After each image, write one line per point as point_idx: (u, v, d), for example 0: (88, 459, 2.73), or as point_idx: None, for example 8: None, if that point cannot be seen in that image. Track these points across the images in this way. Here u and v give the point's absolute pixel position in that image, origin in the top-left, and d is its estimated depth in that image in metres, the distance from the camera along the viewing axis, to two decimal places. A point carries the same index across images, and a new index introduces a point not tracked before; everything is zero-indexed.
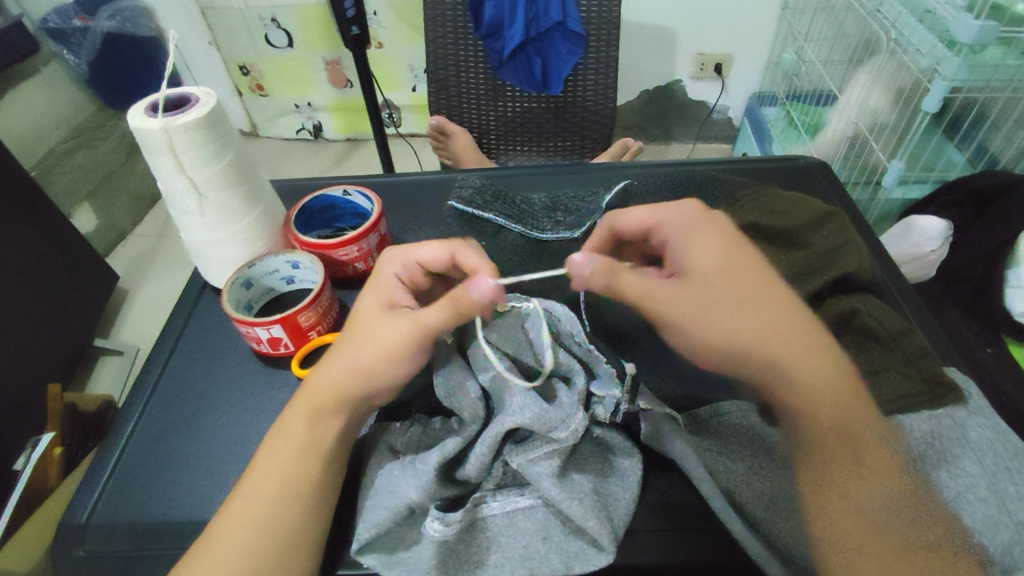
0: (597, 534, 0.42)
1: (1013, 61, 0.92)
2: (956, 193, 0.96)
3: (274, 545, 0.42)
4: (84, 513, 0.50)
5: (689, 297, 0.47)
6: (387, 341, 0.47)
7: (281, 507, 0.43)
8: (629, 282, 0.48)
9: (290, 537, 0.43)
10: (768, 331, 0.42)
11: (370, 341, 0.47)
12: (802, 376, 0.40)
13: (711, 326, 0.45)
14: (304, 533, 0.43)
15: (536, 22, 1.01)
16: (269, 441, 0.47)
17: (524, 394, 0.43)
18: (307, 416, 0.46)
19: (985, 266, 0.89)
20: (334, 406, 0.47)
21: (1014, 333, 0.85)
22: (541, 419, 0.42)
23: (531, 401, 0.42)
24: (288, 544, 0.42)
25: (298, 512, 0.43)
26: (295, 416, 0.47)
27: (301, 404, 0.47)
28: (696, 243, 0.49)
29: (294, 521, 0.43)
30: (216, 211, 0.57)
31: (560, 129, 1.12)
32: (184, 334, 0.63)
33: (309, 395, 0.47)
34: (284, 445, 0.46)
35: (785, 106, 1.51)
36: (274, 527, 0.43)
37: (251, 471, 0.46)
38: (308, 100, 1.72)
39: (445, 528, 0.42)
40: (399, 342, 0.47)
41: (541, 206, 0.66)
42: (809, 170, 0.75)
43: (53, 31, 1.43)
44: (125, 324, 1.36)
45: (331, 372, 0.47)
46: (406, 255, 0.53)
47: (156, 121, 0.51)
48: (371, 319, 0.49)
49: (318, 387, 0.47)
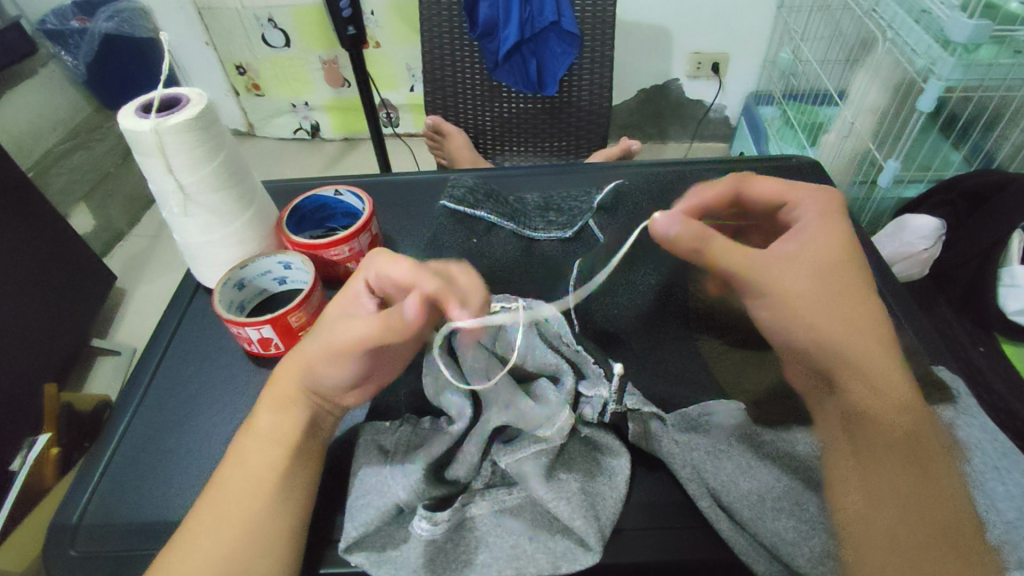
0: (583, 534, 0.42)
1: (1007, 60, 0.91)
2: (949, 192, 0.96)
3: (260, 539, 0.43)
4: (75, 513, 0.50)
5: (791, 275, 0.47)
6: (330, 347, 0.47)
7: (267, 503, 0.44)
8: (720, 246, 0.47)
9: (278, 531, 0.43)
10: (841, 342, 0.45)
11: (319, 343, 0.47)
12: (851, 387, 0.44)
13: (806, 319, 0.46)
14: (288, 528, 0.44)
15: (531, 23, 1.01)
16: (247, 437, 0.47)
17: (506, 385, 0.44)
18: (273, 411, 0.47)
19: (978, 265, 0.89)
20: (299, 402, 0.47)
21: (1007, 332, 0.85)
22: (525, 416, 0.43)
23: (512, 398, 0.44)
24: (276, 537, 0.43)
25: (286, 508, 0.44)
26: (265, 412, 0.47)
27: (268, 400, 0.48)
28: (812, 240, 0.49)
29: (277, 516, 0.44)
30: (207, 213, 0.57)
31: (555, 129, 1.12)
32: (177, 334, 0.63)
33: (272, 392, 0.48)
34: (266, 442, 0.46)
35: (782, 105, 1.51)
36: (260, 521, 0.43)
37: (231, 467, 0.46)
38: (306, 100, 1.72)
39: (433, 527, 0.42)
40: (338, 351, 0.46)
41: (534, 206, 0.66)
42: (801, 169, 0.75)
43: (51, 32, 1.43)
44: (123, 324, 1.37)
45: (288, 372, 0.48)
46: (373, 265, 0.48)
47: (146, 123, 0.51)
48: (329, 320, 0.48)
49: (276, 382, 0.48)
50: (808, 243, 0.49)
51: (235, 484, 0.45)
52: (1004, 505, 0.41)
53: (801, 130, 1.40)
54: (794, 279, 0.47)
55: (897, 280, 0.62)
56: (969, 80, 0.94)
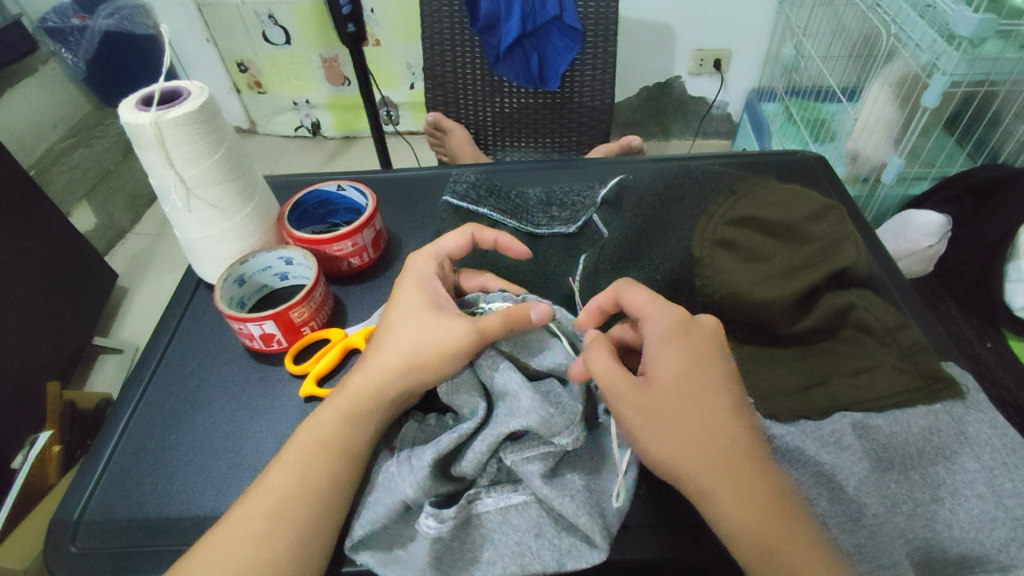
0: (590, 531, 0.40)
1: (1013, 53, 0.92)
2: (955, 188, 0.95)
3: (299, 539, 0.42)
4: (76, 509, 0.50)
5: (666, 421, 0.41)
6: (440, 339, 0.46)
7: (317, 504, 0.43)
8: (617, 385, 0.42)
9: (317, 528, 0.43)
10: (716, 473, 0.39)
11: (430, 338, 0.47)
12: (734, 525, 0.38)
13: (679, 458, 0.40)
14: (323, 528, 0.43)
15: (533, 17, 1.01)
16: (297, 438, 0.46)
17: (532, 396, 0.42)
18: (343, 414, 0.46)
19: (985, 260, 0.88)
20: (372, 407, 0.47)
21: (1014, 328, 0.84)
22: (546, 422, 0.41)
23: (537, 404, 0.42)
24: (312, 542, 0.42)
25: (333, 505, 0.44)
26: (327, 416, 0.46)
27: (338, 401, 0.47)
28: (674, 360, 0.42)
29: (319, 518, 0.43)
30: (207, 207, 0.56)
31: (558, 125, 1.11)
32: (178, 332, 0.63)
33: (347, 394, 0.47)
34: (312, 443, 0.46)
35: (784, 101, 1.49)
36: (289, 519, 0.43)
37: (279, 464, 0.45)
38: (307, 97, 1.72)
39: (440, 525, 0.41)
40: (453, 345, 0.46)
41: (536, 201, 0.64)
42: (804, 163, 0.75)
43: (52, 30, 1.43)
44: (125, 322, 1.37)
45: (374, 372, 0.48)
46: (437, 251, 0.54)
47: (146, 116, 0.50)
48: (414, 311, 0.49)
49: (359, 383, 0.47)
50: (666, 371, 0.42)
51: (266, 479, 0.45)
52: (1011, 501, 0.39)
53: (805, 126, 1.39)
54: (667, 428, 0.41)
55: (904, 278, 0.63)
56: (973, 75, 0.94)
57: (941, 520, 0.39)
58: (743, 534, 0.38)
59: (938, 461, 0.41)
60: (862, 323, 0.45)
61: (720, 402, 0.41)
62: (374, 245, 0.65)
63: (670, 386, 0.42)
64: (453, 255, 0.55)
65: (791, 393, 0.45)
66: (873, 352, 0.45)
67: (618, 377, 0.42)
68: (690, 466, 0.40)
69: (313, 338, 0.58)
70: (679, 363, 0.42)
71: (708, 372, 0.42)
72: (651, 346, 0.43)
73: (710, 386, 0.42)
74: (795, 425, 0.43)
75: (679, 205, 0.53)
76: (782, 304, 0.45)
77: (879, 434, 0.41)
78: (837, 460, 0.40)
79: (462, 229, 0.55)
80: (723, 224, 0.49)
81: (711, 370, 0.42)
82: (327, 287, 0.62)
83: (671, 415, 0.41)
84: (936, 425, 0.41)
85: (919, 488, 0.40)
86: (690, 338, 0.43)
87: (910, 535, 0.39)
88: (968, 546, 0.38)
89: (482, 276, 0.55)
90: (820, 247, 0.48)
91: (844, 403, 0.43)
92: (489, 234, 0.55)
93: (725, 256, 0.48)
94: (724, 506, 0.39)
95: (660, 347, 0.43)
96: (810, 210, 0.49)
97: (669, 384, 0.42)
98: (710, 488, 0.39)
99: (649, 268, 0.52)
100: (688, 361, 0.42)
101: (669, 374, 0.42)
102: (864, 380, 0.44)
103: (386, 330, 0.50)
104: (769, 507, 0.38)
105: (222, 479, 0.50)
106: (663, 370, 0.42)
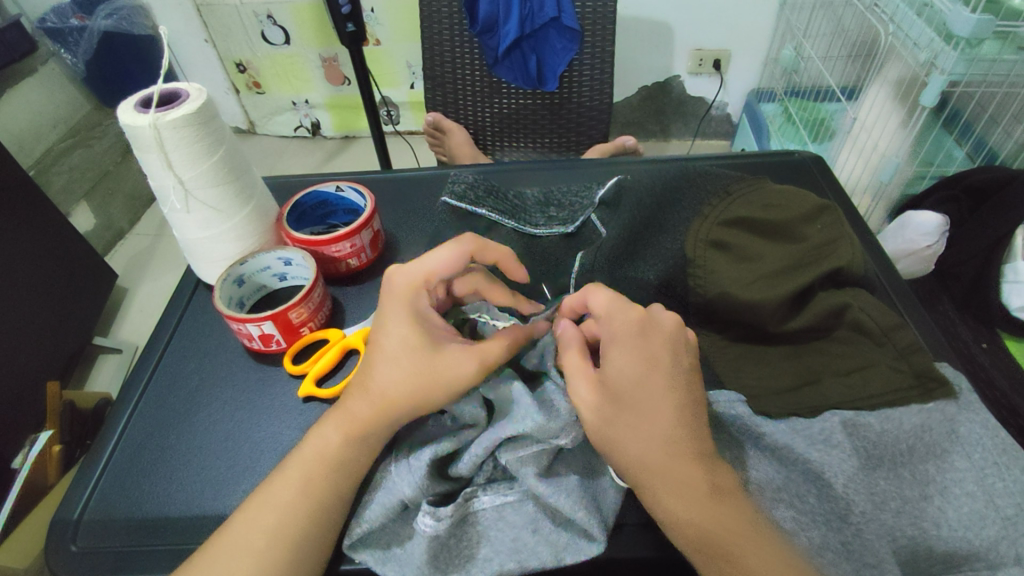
0: (587, 524, 0.41)
1: (1011, 55, 0.91)
2: (954, 188, 0.95)
3: (284, 544, 0.42)
4: (76, 508, 0.50)
5: (636, 425, 0.41)
6: (445, 376, 0.45)
7: (299, 509, 0.43)
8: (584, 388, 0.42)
9: (300, 533, 0.43)
10: (683, 470, 0.39)
11: (432, 377, 0.45)
12: (702, 520, 0.38)
13: (641, 458, 0.40)
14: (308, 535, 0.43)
15: (531, 19, 1.00)
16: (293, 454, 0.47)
17: (528, 401, 0.43)
18: (333, 434, 0.46)
19: (983, 260, 0.88)
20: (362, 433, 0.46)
21: (1010, 329, 0.85)
22: (541, 428, 0.41)
23: (534, 408, 0.42)
24: (294, 546, 0.42)
25: (315, 510, 0.44)
26: (321, 438, 0.46)
27: (328, 427, 0.46)
28: (630, 355, 0.42)
29: (303, 522, 0.43)
30: (207, 209, 0.57)
31: (556, 125, 1.12)
32: (178, 331, 0.63)
33: (338, 417, 0.47)
34: (300, 452, 0.46)
35: (784, 102, 1.49)
36: (278, 526, 0.43)
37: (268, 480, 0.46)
38: (305, 97, 1.72)
39: (437, 523, 0.42)
40: (459, 384, 0.45)
41: (534, 201, 0.65)
42: (803, 164, 0.75)
43: (52, 30, 1.42)
44: (124, 321, 1.37)
45: (367, 401, 0.46)
46: (426, 273, 0.50)
47: (145, 118, 0.51)
48: (410, 343, 0.47)
49: (350, 415, 0.46)
50: (620, 365, 0.42)
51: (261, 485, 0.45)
52: (1003, 500, 0.39)
53: (804, 126, 1.39)
54: (633, 435, 0.40)
55: (901, 277, 0.63)
56: (971, 75, 0.93)
57: (929, 518, 0.39)
58: (712, 531, 0.38)
59: (928, 459, 0.41)
60: (858, 323, 0.46)
61: (676, 396, 0.41)
62: (373, 246, 0.65)
63: (632, 375, 0.42)
64: (444, 274, 0.50)
65: (782, 393, 0.45)
66: (867, 352, 0.45)
67: (585, 383, 0.42)
68: (654, 461, 0.40)
69: (310, 338, 0.59)
70: (636, 358, 0.42)
71: (663, 370, 0.42)
72: (612, 343, 0.43)
73: (666, 380, 0.42)
74: (784, 422, 0.43)
75: (675, 208, 0.53)
76: (772, 303, 0.45)
77: (869, 431, 0.41)
78: (825, 458, 0.40)
79: (457, 247, 0.50)
80: (717, 225, 0.50)
81: (663, 367, 0.42)
82: (325, 288, 0.62)
83: (631, 413, 0.41)
84: (928, 423, 0.41)
85: (908, 485, 0.40)
86: (648, 333, 0.43)
87: (897, 533, 0.39)
88: (956, 545, 0.38)
89: (474, 280, 0.53)
90: (815, 245, 0.48)
91: (834, 402, 0.43)
92: (493, 254, 0.52)
93: (718, 258, 0.49)
94: (701, 506, 0.38)
95: (619, 343, 0.43)
96: (804, 213, 0.50)
97: (632, 372, 0.42)
98: (678, 485, 0.39)
99: (645, 268, 0.52)
100: (646, 357, 0.42)
101: (628, 371, 0.42)
102: (858, 379, 0.44)
103: (376, 356, 0.48)
104: (738, 502, 0.39)
105: (221, 478, 0.51)
106: (620, 365, 0.42)
